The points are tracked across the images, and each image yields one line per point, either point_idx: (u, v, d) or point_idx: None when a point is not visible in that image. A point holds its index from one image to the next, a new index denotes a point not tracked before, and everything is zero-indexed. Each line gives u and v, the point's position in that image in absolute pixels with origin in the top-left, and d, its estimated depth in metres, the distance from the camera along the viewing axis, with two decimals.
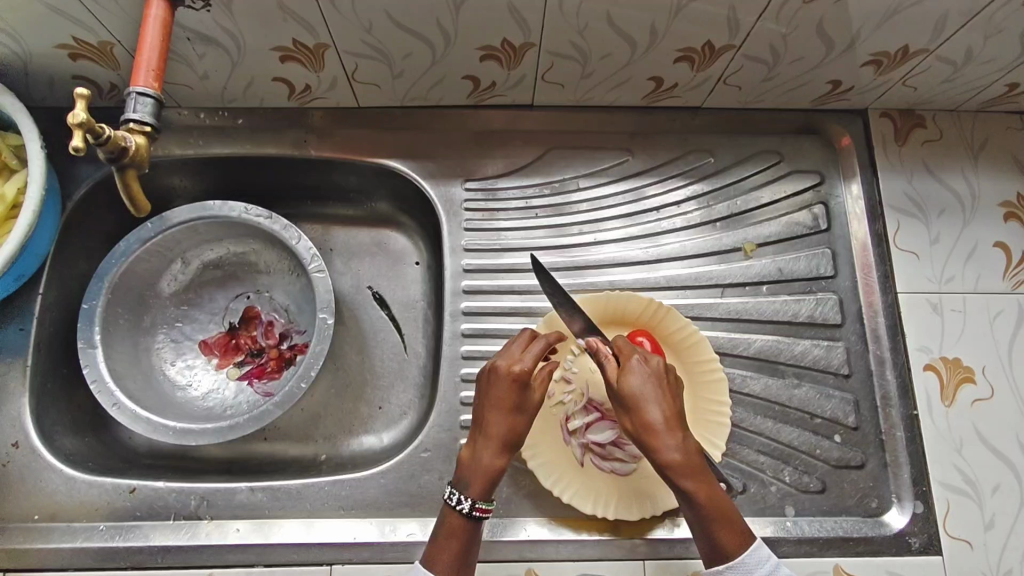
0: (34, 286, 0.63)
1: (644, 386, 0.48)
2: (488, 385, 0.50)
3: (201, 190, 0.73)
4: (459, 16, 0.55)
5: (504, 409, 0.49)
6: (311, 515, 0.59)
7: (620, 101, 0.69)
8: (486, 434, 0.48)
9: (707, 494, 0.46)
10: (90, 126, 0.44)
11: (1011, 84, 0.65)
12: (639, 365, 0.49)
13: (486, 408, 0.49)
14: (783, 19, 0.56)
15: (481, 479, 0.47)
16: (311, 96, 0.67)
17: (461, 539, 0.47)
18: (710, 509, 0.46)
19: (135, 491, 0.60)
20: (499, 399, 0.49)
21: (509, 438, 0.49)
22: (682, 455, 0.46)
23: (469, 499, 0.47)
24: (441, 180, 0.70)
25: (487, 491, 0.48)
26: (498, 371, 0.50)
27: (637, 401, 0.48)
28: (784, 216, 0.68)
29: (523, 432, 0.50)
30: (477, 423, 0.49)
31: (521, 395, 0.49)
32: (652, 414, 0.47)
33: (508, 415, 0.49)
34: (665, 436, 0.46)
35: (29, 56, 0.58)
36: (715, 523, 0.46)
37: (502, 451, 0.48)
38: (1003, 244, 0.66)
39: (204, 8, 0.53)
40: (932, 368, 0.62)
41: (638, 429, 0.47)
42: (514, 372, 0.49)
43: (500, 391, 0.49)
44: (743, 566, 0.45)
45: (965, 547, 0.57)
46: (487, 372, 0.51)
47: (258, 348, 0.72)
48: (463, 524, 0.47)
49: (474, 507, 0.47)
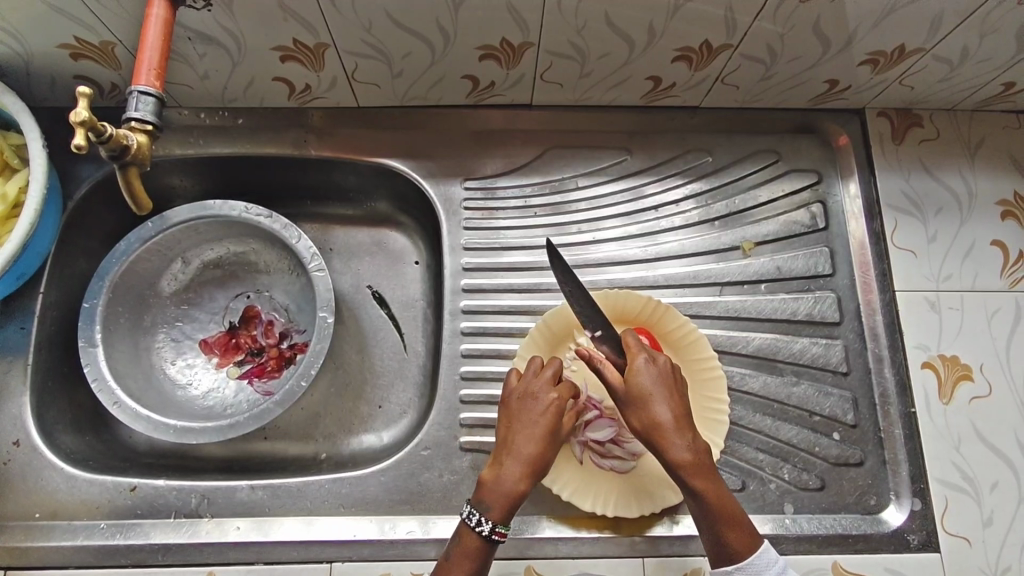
0: (35, 285, 0.64)
1: (652, 386, 0.49)
2: (526, 409, 0.51)
3: (201, 189, 0.73)
4: (458, 16, 0.56)
5: (540, 434, 0.50)
6: (311, 513, 0.59)
7: (619, 100, 0.70)
8: (516, 456, 0.49)
9: (716, 494, 0.47)
10: (93, 124, 0.44)
11: (1008, 83, 0.65)
12: (646, 365, 0.50)
13: (520, 430, 0.50)
14: (780, 19, 0.56)
15: (503, 502, 0.47)
16: (311, 96, 0.67)
17: (475, 560, 0.47)
18: (720, 509, 0.47)
19: (136, 489, 0.60)
20: (536, 423, 0.50)
21: (538, 464, 0.49)
22: (691, 455, 0.47)
23: (489, 521, 0.47)
24: (440, 179, 0.70)
25: (506, 516, 0.48)
26: (541, 399, 0.51)
27: (646, 401, 0.48)
28: (782, 215, 0.69)
29: (547, 460, 0.50)
30: (505, 444, 0.50)
31: (557, 423, 0.51)
32: (662, 413, 0.48)
33: (542, 440, 0.49)
34: (675, 436, 0.47)
35: (30, 56, 0.59)
36: (725, 522, 0.47)
37: (528, 477, 0.49)
38: (1001, 242, 0.66)
39: (205, 7, 0.53)
40: (930, 366, 0.63)
41: (648, 429, 0.48)
42: (557, 402, 0.51)
43: (540, 417, 0.50)
44: (753, 566, 0.46)
45: (963, 545, 0.58)
46: (526, 397, 0.52)
47: (258, 347, 0.72)
48: (479, 544, 0.47)
49: (492, 530, 0.47)
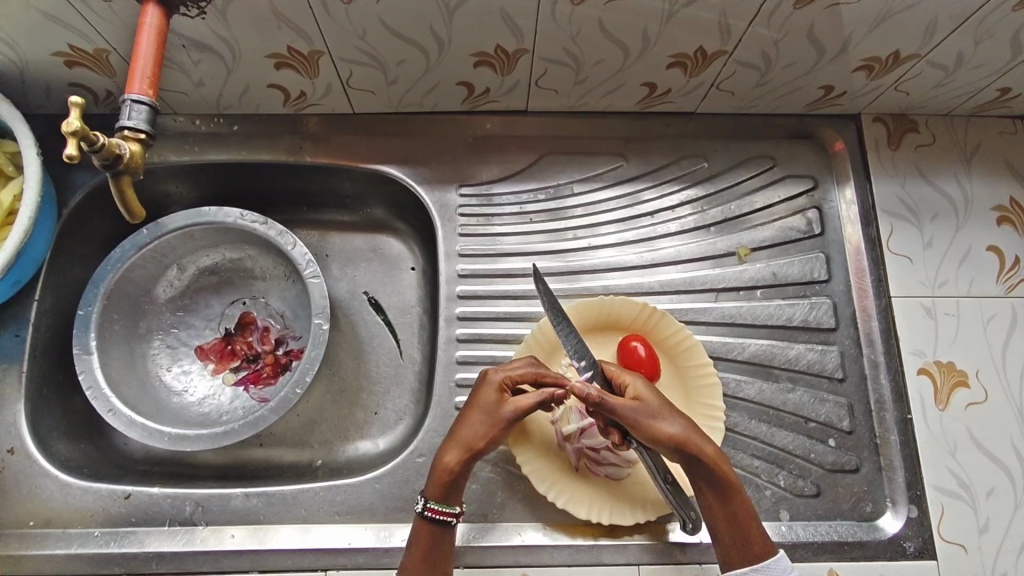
0: (30, 292, 0.64)
1: (659, 402, 0.52)
2: (474, 392, 0.55)
3: (197, 196, 0.73)
4: (452, 24, 0.56)
5: (476, 411, 0.53)
6: (306, 521, 0.59)
7: (615, 106, 0.70)
8: (453, 435, 0.52)
9: (740, 489, 0.51)
10: (84, 134, 0.44)
11: (1004, 88, 0.65)
12: (643, 386, 0.52)
13: (467, 410, 0.54)
14: (774, 25, 0.56)
15: (436, 478, 0.51)
16: (306, 102, 0.67)
17: (425, 541, 0.51)
18: (744, 504, 0.50)
19: (130, 497, 0.60)
20: (474, 403, 0.53)
21: (472, 440, 0.52)
22: (717, 452, 0.50)
23: (423, 496, 0.51)
24: (436, 186, 0.70)
25: (442, 493, 0.51)
26: (486, 379, 0.54)
27: (660, 414, 0.51)
28: (777, 221, 0.69)
29: (490, 439, 0.52)
30: (453, 427, 0.54)
31: (500, 402, 0.53)
32: (681, 423, 0.51)
33: (478, 418, 0.52)
34: (700, 437, 0.51)
35: (25, 63, 0.59)
36: (748, 520, 0.50)
37: (462, 451, 0.51)
38: (997, 247, 0.66)
39: (199, 15, 0.53)
40: (925, 372, 0.63)
41: (678, 439, 0.50)
42: (497, 380, 0.54)
43: (478, 397, 0.54)
44: (776, 565, 0.48)
45: (960, 551, 0.57)
46: (477, 381, 0.55)
47: (254, 353, 0.72)
48: (425, 525, 0.51)
49: (426, 506, 0.51)
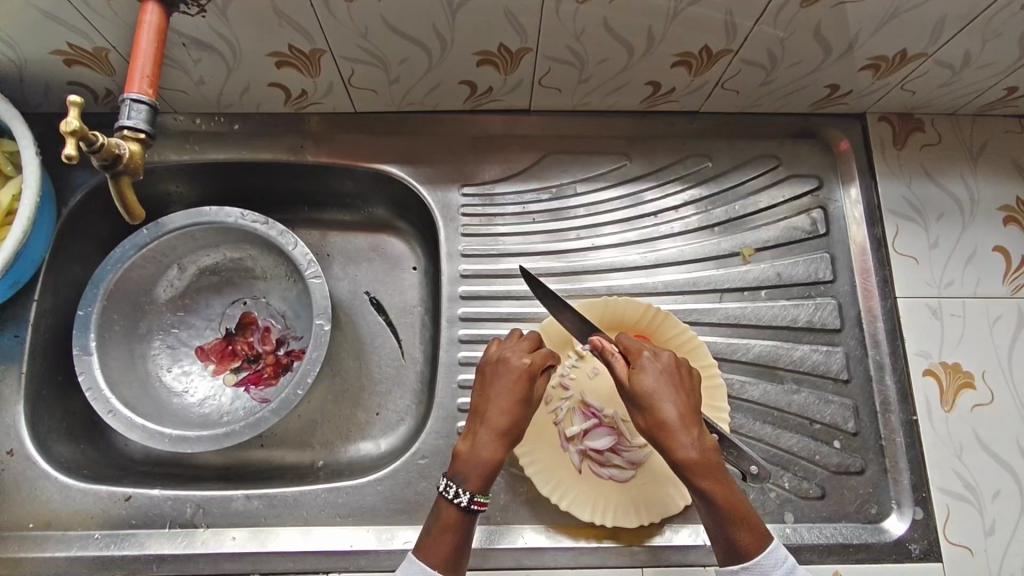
0: (29, 293, 0.63)
1: (653, 384, 0.47)
2: (497, 380, 0.50)
3: (197, 195, 0.73)
4: (455, 23, 0.55)
5: (505, 398, 0.49)
6: (308, 523, 0.58)
7: (618, 105, 0.69)
8: (485, 423, 0.48)
9: (722, 492, 0.44)
10: (83, 134, 0.43)
11: (1010, 88, 0.64)
12: (649, 363, 0.48)
13: (493, 397, 0.49)
14: (781, 23, 0.55)
15: (481, 472, 0.47)
16: (308, 101, 0.66)
17: (457, 535, 0.46)
18: (724, 507, 0.44)
19: (130, 499, 0.59)
20: (507, 390, 0.49)
21: (510, 430, 0.48)
22: (695, 453, 0.44)
23: (467, 492, 0.46)
24: (438, 186, 0.69)
25: (485, 485, 0.47)
26: (510, 366, 0.51)
27: (646, 399, 0.46)
28: (783, 220, 0.68)
29: (522, 427, 0.50)
30: (476, 415, 0.49)
31: (525, 390, 0.50)
32: (667, 411, 0.45)
33: (514, 407, 0.49)
34: (681, 434, 0.45)
35: (24, 62, 0.58)
36: (728, 525, 0.44)
37: (502, 442, 0.48)
38: (1003, 248, 0.66)
39: (200, 13, 0.53)
40: (931, 373, 0.62)
41: (652, 429, 0.46)
42: (525, 367, 0.50)
43: (506, 382, 0.50)
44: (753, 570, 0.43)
45: (966, 554, 0.57)
46: (498, 367, 0.51)
47: (255, 354, 0.71)
48: (459, 519, 0.46)
49: (472, 500, 0.46)
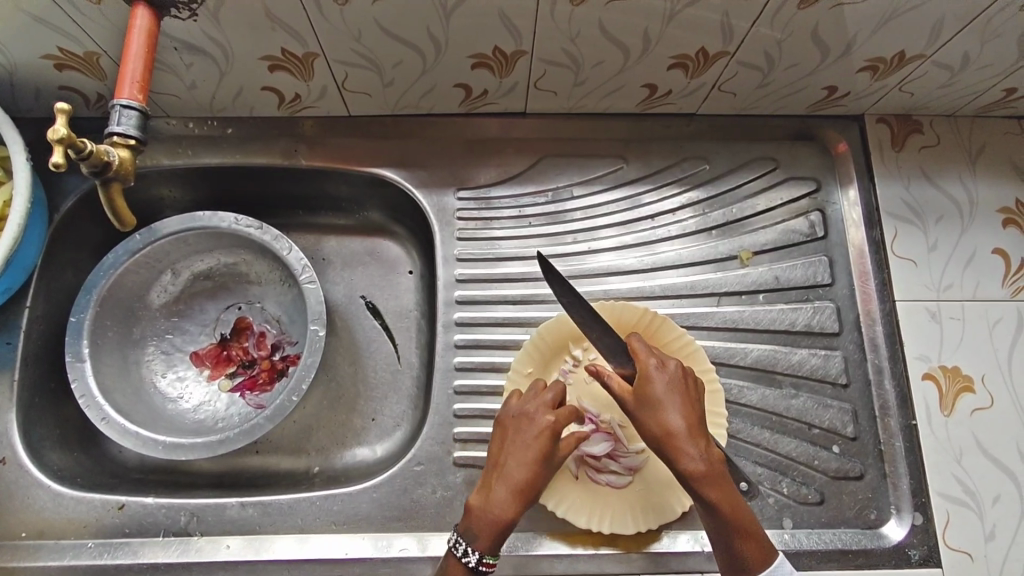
0: (21, 299, 0.63)
1: (661, 393, 0.46)
2: (520, 434, 0.49)
3: (190, 200, 0.72)
4: (449, 25, 0.55)
5: (527, 457, 0.48)
6: (304, 531, 0.58)
7: (614, 108, 0.69)
8: (502, 480, 0.47)
9: (729, 506, 0.44)
10: (71, 141, 0.43)
11: (1009, 89, 0.64)
12: (657, 372, 0.47)
13: (512, 452, 0.48)
14: (778, 25, 0.55)
15: (493, 532, 0.47)
16: (301, 105, 0.66)
17: None
18: (731, 520, 0.44)
19: (123, 507, 0.59)
20: (528, 446, 0.48)
21: (528, 489, 0.48)
22: (701, 466, 0.43)
23: (475, 552, 0.46)
24: (433, 190, 0.69)
25: (496, 545, 0.47)
26: (535, 422, 0.49)
27: (654, 407, 0.46)
28: (781, 223, 0.68)
29: (541, 485, 0.49)
30: (496, 467, 0.49)
31: (550, 447, 0.48)
32: (672, 420, 0.45)
33: (536, 466, 0.48)
34: (687, 444, 0.44)
35: (14, 67, 0.58)
36: (733, 536, 0.44)
37: (518, 501, 0.47)
38: (1003, 250, 0.65)
39: (190, 17, 0.52)
40: (930, 377, 0.62)
41: (660, 440, 0.45)
42: (551, 424, 0.49)
43: (529, 438, 0.48)
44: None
45: (965, 559, 0.57)
46: (522, 421, 0.50)
47: (249, 359, 0.71)
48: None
49: (480, 561, 0.47)
